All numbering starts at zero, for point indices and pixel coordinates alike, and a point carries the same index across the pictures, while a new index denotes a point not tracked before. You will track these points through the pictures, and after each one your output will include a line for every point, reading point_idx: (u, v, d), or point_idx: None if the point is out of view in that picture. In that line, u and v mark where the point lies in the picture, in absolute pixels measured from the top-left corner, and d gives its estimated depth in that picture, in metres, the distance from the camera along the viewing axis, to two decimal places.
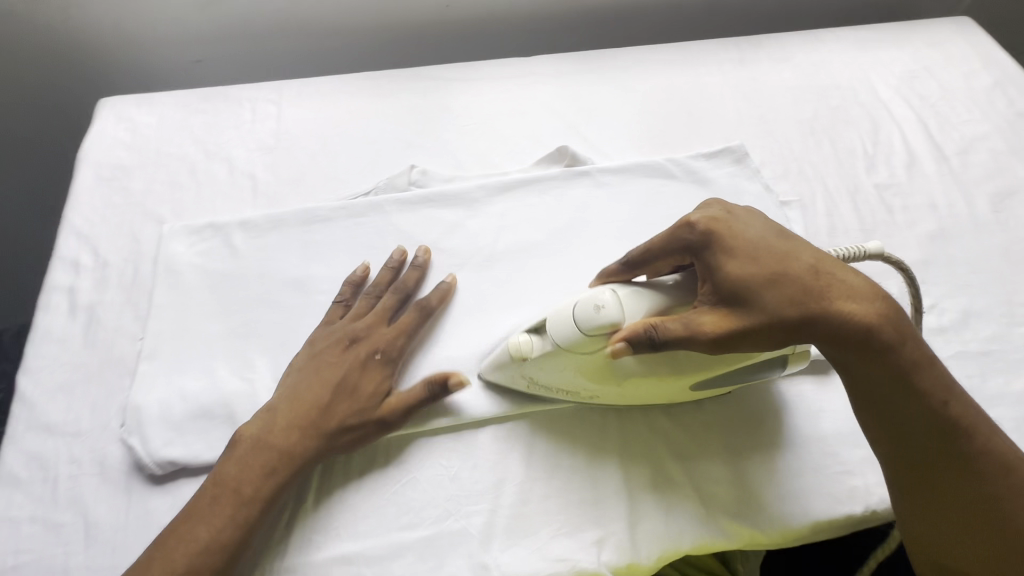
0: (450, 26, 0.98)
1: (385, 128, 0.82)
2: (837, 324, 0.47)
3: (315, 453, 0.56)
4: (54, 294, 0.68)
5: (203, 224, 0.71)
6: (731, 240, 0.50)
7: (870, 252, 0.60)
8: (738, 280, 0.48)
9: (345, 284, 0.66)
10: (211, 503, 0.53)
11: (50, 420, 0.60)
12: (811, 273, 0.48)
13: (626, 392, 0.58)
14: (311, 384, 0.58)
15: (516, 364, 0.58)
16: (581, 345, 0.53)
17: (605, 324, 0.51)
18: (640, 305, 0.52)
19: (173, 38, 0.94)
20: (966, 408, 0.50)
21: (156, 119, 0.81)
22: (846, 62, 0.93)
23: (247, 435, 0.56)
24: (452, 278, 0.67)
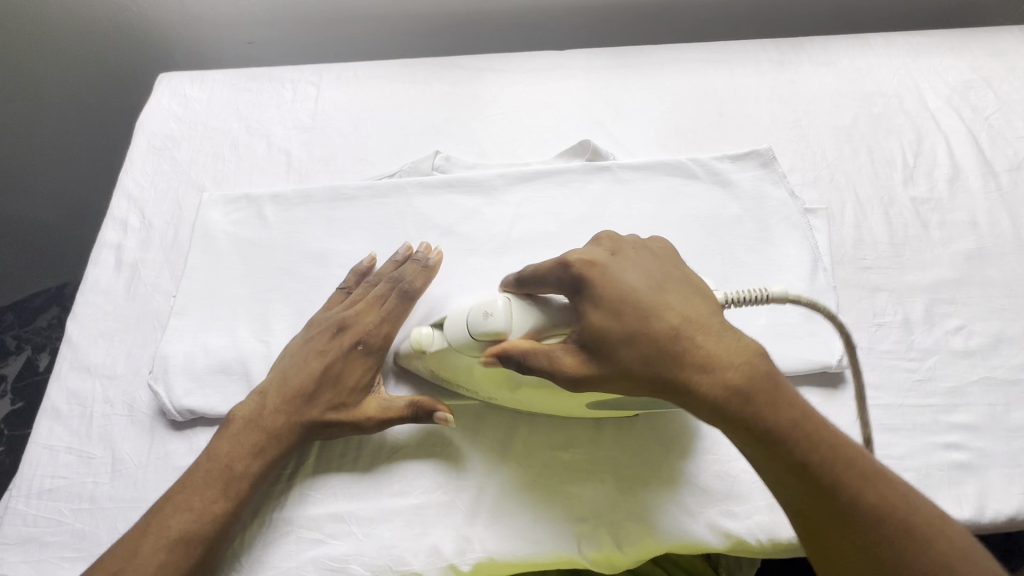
0: (488, 18, 0.99)
1: (415, 114, 0.85)
2: (690, 391, 0.45)
3: (301, 437, 0.59)
4: (104, 250, 0.74)
5: (239, 195, 0.76)
6: (597, 292, 0.48)
7: (773, 296, 0.53)
8: (596, 331, 0.47)
9: (352, 274, 0.68)
10: (204, 477, 0.56)
11: (91, 362, 0.66)
12: (668, 335, 0.46)
13: (527, 399, 0.58)
14: (299, 371, 0.61)
15: (418, 355, 0.59)
16: (470, 348, 0.54)
17: (489, 330, 0.52)
18: (529, 314, 0.52)
19: (229, 20, 1.00)
20: (865, 482, 0.43)
21: (207, 95, 0.87)
22: (894, 68, 0.89)
23: (242, 415, 0.59)
24: (438, 255, 0.67)
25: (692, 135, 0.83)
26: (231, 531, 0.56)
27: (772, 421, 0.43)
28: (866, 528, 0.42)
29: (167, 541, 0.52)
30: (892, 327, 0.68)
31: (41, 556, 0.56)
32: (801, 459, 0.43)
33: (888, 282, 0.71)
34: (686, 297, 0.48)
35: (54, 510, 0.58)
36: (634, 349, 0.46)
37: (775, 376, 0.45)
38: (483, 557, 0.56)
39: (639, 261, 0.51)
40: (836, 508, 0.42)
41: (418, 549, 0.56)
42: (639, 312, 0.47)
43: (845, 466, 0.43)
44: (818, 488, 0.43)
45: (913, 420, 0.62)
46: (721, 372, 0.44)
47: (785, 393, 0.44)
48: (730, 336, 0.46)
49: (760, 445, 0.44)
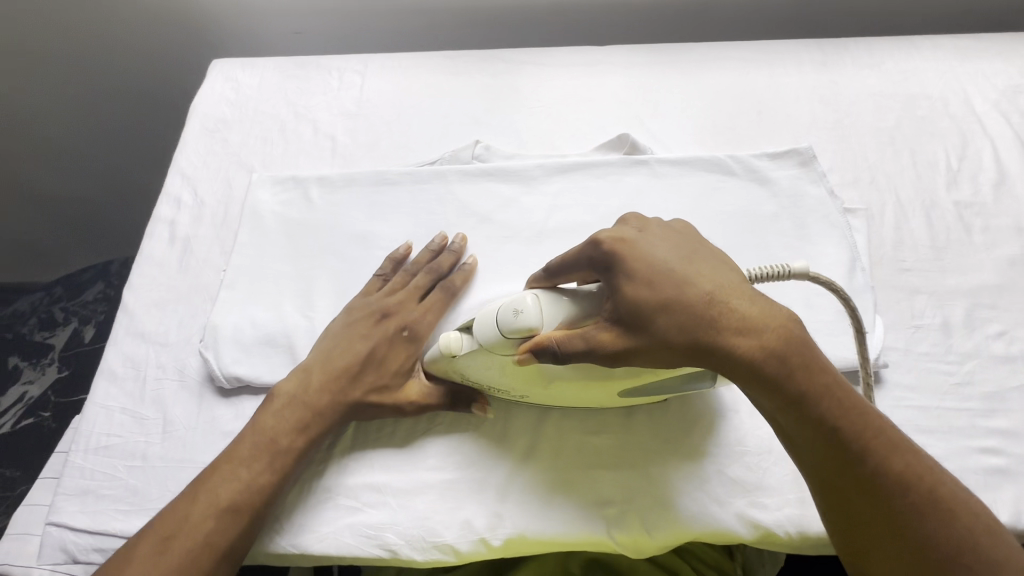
0: (530, 12, 1.00)
1: (457, 104, 0.87)
2: (725, 356, 0.45)
3: (343, 415, 0.61)
4: (159, 224, 0.78)
5: (287, 177, 0.79)
6: (631, 261, 0.48)
7: (795, 272, 0.53)
8: (631, 300, 0.47)
9: (387, 260, 0.70)
10: (251, 449, 0.58)
11: (145, 329, 0.70)
12: (703, 300, 0.46)
13: (557, 395, 0.59)
14: (344, 352, 0.63)
15: (446, 358, 0.59)
16: (502, 347, 0.54)
17: (521, 329, 0.52)
18: (557, 306, 0.52)
19: (279, 11, 1.04)
20: (894, 452, 0.45)
21: (257, 81, 0.91)
22: (940, 72, 0.88)
23: (287, 391, 0.61)
24: (475, 257, 0.71)
25: (730, 132, 0.83)
26: (275, 500, 0.58)
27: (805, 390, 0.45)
28: (894, 495, 0.44)
29: (216, 509, 0.54)
30: (932, 330, 0.67)
31: (97, 507, 0.59)
32: (831, 425, 0.45)
33: (928, 285, 0.71)
34: (719, 269, 0.48)
35: (109, 465, 0.61)
36: (670, 316, 0.46)
37: (808, 344, 0.46)
38: (513, 533, 0.57)
39: (670, 236, 0.51)
40: (865, 474, 0.44)
41: (450, 522, 0.58)
42: (673, 280, 0.47)
43: (875, 435, 0.45)
44: (848, 456, 0.44)
45: (950, 423, 0.62)
46: (756, 340, 0.45)
47: (816, 363, 0.45)
48: (765, 302, 0.46)
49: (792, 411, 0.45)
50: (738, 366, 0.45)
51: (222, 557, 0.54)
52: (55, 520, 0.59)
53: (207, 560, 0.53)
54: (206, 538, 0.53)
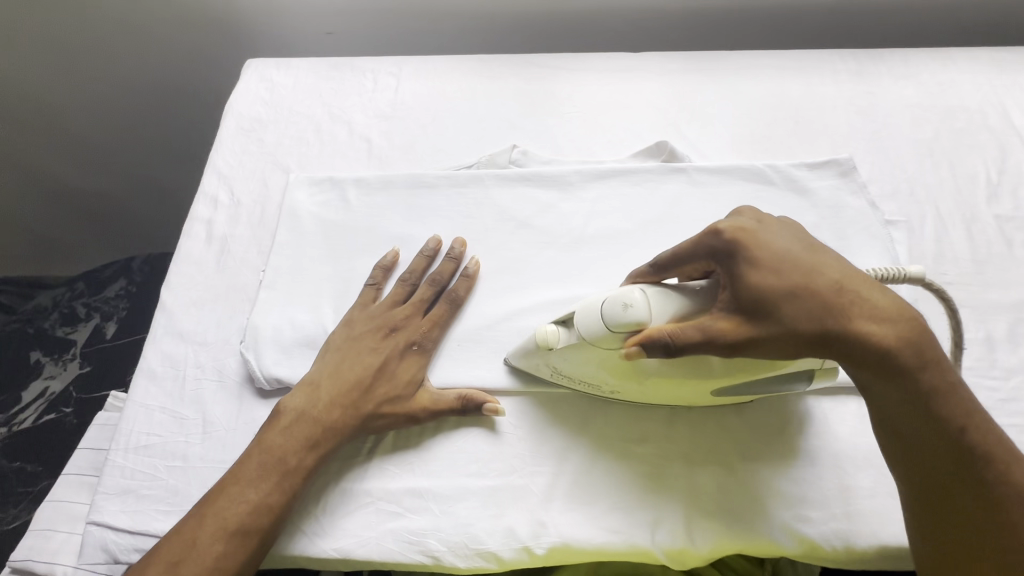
0: (562, 17, 1.00)
1: (492, 108, 0.87)
2: (853, 344, 0.45)
3: (352, 430, 0.60)
4: (196, 223, 0.78)
5: (324, 178, 0.79)
6: (756, 251, 0.48)
7: (910, 275, 0.55)
8: (761, 287, 0.46)
9: (376, 269, 0.70)
10: (259, 468, 0.57)
11: (183, 329, 0.69)
12: (833, 289, 0.46)
13: (651, 391, 0.59)
14: (353, 366, 0.62)
15: (541, 352, 0.59)
16: (606, 341, 0.53)
17: (630, 323, 0.51)
18: (668, 303, 0.51)
19: (312, 12, 1.04)
20: (998, 440, 0.47)
21: (292, 81, 0.91)
22: (977, 84, 0.87)
23: (293, 408, 0.60)
24: (477, 261, 0.70)
25: (768, 141, 0.83)
26: (286, 519, 0.57)
27: (926, 384, 0.46)
28: (993, 486, 0.46)
29: (225, 532, 0.54)
30: (975, 344, 0.67)
31: (138, 507, 0.59)
32: (944, 418, 0.46)
33: (970, 299, 0.70)
34: (839, 261, 0.49)
35: (149, 465, 0.61)
36: (798, 304, 0.46)
37: (930, 335, 0.47)
38: (558, 542, 0.57)
39: (787, 227, 0.51)
40: (970, 462, 0.46)
41: (493, 529, 0.58)
42: (799, 268, 0.47)
43: (980, 429, 0.47)
44: (957, 445, 0.46)
45: None
46: (887, 334, 0.45)
47: (938, 356, 0.46)
48: (889, 293, 0.47)
49: (910, 405, 0.46)
50: (865, 354, 0.45)
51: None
52: (96, 519, 0.59)
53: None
54: (216, 562, 0.52)
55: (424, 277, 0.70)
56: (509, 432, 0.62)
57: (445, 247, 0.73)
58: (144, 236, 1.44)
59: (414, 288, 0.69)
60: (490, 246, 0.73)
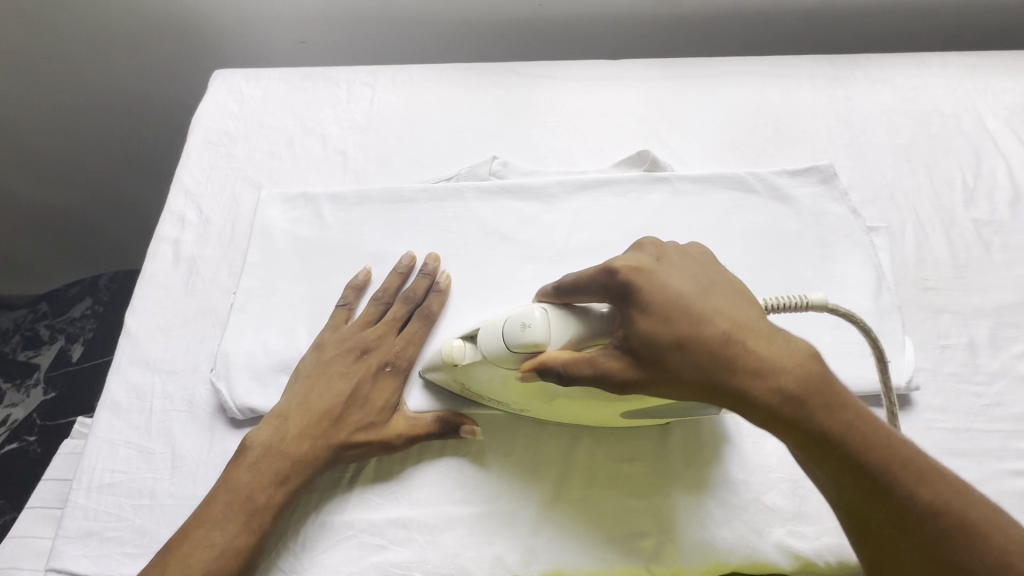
0: (541, 25, 0.99)
1: (471, 119, 0.85)
2: (736, 394, 0.42)
3: (326, 462, 0.58)
4: (162, 243, 0.74)
5: (297, 194, 0.76)
6: (643, 293, 0.45)
7: (813, 303, 0.50)
8: (639, 335, 0.44)
9: (349, 288, 0.67)
10: (224, 508, 0.54)
11: (150, 356, 0.66)
12: (717, 336, 0.43)
13: (561, 409, 0.58)
14: (323, 393, 0.60)
15: (450, 368, 0.58)
16: (505, 361, 0.53)
17: (527, 343, 0.51)
18: (568, 323, 0.50)
19: (281, 20, 1.00)
20: (922, 482, 0.41)
21: (262, 92, 0.88)
22: (951, 89, 0.88)
23: (260, 442, 0.57)
24: (448, 277, 0.68)
25: (749, 148, 0.83)
26: (257, 560, 0.54)
27: (824, 429, 0.42)
28: (929, 535, 0.40)
29: None
30: (958, 350, 0.67)
31: (102, 551, 0.56)
32: (858, 463, 0.41)
33: (952, 304, 0.70)
34: (735, 300, 0.45)
35: (114, 504, 0.58)
36: (681, 352, 0.43)
37: (828, 379, 0.43)
38: (548, 569, 0.55)
39: (688, 265, 0.48)
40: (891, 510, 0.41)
41: (481, 559, 0.56)
42: (688, 312, 0.44)
43: (901, 465, 0.41)
44: (871, 492, 0.41)
45: (981, 446, 0.61)
46: (772, 377, 0.42)
47: (840, 400, 0.42)
48: (781, 336, 0.44)
49: (812, 452, 0.42)
50: (751, 403, 0.42)
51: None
52: (57, 566, 0.55)
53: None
54: None
55: (398, 294, 0.67)
56: (494, 453, 0.60)
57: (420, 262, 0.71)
58: (110, 252, 1.38)
59: (388, 306, 0.66)
60: (471, 261, 0.71)
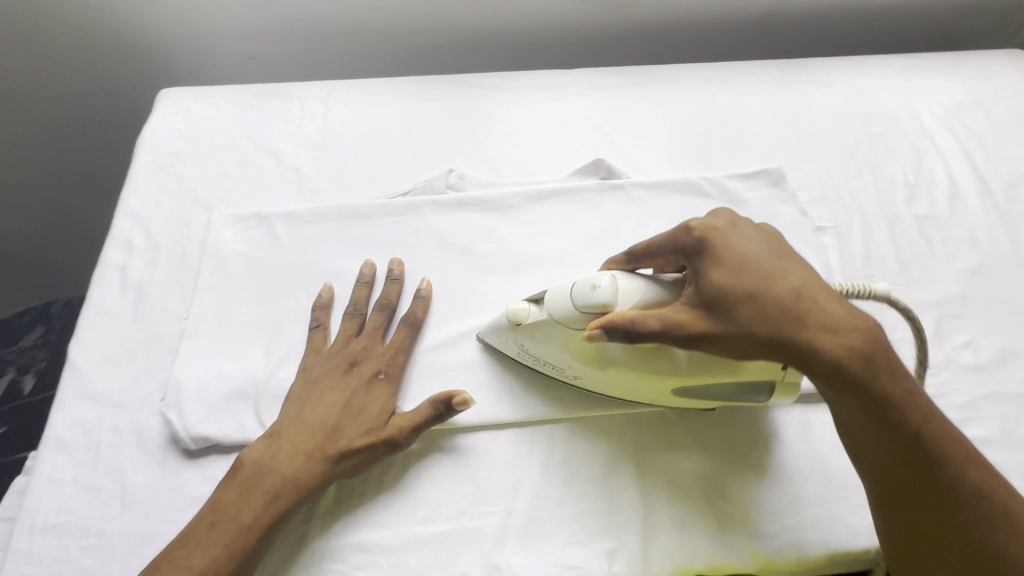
0: (495, 35, 0.99)
1: (427, 132, 0.85)
2: (804, 351, 0.46)
3: (320, 478, 0.56)
4: (108, 270, 0.72)
5: (250, 213, 0.74)
6: (723, 251, 0.50)
7: (876, 292, 0.57)
8: (715, 287, 0.49)
9: (315, 308, 0.66)
10: (209, 528, 0.53)
11: (96, 389, 0.63)
12: (791, 295, 0.48)
13: (613, 382, 0.59)
14: (316, 408, 0.59)
15: (512, 329, 0.60)
16: (574, 321, 0.55)
17: (596, 304, 0.53)
18: (636, 284, 0.53)
19: (230, 36, 0.98)
20: (962, 455, 0.47)
21: (211, 110, 0.86)
22: (891, 89, 0.92)
23: (250, 461, 0.56)
24: (428, 282, 0.68)
25: (701, 153, 0.84)
26: None
27: (885, 391, 0.46)
28: (965, 503, 0.46)
29: None
30: (904, 343, 0.69)
31: None
32: (908, 428, 0.46)
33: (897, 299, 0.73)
34: (805, 268, 0.51)
35: (59, 547, 0.55)
36: (754, 308, 0.47)
37: (890, 349, 0.48)
38: None
39: (760, 233, 0.53)
40: (932, 476, 0.46)
41: None
42: (761, 272, 0.49)
43: (948, 443, 0.47)
44: (917, 457, 0.46)
45: None
46: (842, 338, 0.46)
47: (898, 368, 0.47)
48: (846, 304, 0.48)
49: (867, 413, 0.47)
50: (819, 361, 0.46)
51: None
52: None
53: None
54: None
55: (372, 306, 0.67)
56: (459, 468, 0.60)
57: (383, 271, 0.71)
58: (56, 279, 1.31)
59: (365, 318, 0.66)
60: (430, 275, 0.71)
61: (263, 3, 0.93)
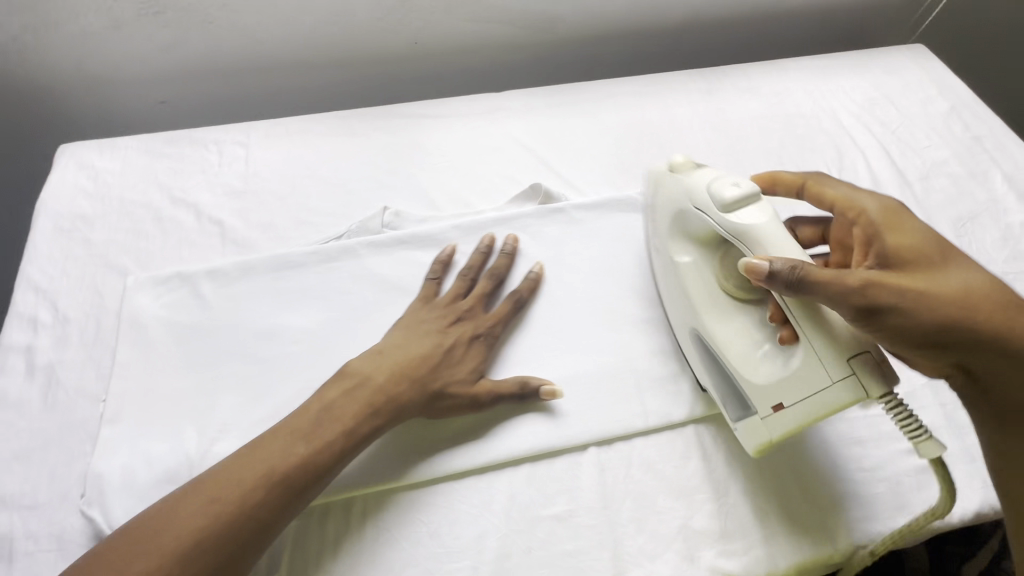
0: (421, 63, 0.98)
1: (357, 169, 0.81)
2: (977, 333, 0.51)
3: (412, 407, 0.59)
4: (11, 354, 0.65)
5: (170, 274, 0.69)
6: (913, 232, 0.55)
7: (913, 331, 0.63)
8: (899, 252, 0.54)
9: (436, 263, 0.70)
10: (314, 423, 0.55)
11: (4, 493, 0.57)
12: (971, 285, 0.53)
13: (667, 280, 0.66)
14: (420, 346, 0.62)
15: (662, 176, 0.65)
16: (698, 198, 0.60)
17: (724, 195, 0.56)
18: (756, 219, 0.55)
19: (137, 81, 0.92)
20: None
21: (120, 165, 0.80)
22: (808, 90, 0.96)
23: (361, 374, 0.59)
24: (540, 267, 0.71)
25: (636, 168, 0.85)
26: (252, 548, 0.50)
27: None
28: None
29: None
30: None
31: None
32: None
33: None
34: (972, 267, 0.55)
35: None
36: (946, 288, 0.52)
37: None
38: None
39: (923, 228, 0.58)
40: None
41: None
42: (945, 262, 0.54)
43: None
44: None
45: (881, 429, 0.64)
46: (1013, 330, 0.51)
47: None
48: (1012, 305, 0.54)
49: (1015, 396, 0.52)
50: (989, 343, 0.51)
51: (228, 558, 0.48)
52: None
53: (218, 555, 0.47)
54: None
55: (482, 273, 0.71)
56: (420, 527, 0.57)
57: (499, 244, 0.74)
58: None
59: (474, 282, 0.70)
60: (373, 321, 0.68)
61: (167, 45, 0.87)
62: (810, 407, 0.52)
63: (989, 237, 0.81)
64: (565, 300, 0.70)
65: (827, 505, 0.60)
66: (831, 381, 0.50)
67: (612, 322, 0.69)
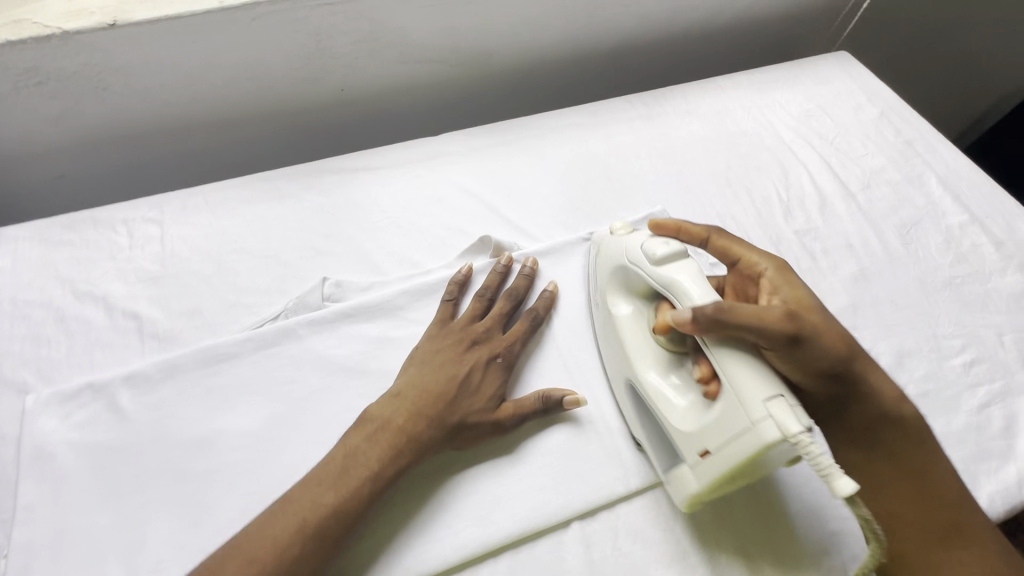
0: (349, 109, 0.92)
1: (290, 236, 0.75)
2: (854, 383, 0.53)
3: (435, 441, 0.56)
4: None
5: (78, 387, 0.60)
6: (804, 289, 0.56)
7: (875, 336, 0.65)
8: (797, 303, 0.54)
9: (452, 284, 0.68)
10: (339, 473, 0.52)
11: None
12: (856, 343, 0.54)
13: (606, 332, 0.65)
14: (437, 377, 0.59)
15: (606, 238, 0.68)
16: (632, 255, 0.61)
17: (654, 250, 0.57)
18: (681, 275, 0.55)
19: (24, 158, 0.81)
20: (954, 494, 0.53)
21: (9, 261, 0.70)
22: (746, 107, 0.96)
23: (380, 416, 0.56)
24: (555, 286, 0.70)
25: (586, 205, 0.82)
26: None
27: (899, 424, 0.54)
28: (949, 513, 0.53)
29: None
30: None
31: None
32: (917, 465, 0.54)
33: None
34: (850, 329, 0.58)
35: None
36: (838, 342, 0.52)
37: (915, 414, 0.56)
38: None
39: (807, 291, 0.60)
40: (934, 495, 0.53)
41: None
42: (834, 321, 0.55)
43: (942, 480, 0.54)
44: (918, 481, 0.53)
45: None
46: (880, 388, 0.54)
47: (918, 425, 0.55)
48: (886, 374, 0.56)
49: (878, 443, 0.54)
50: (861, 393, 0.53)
51: None
52: None
53: None
54: None
55: (499, 292, 0.68)
56: None
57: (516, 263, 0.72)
58: None
59: (491, 302, 0.67)
60: (321, 412, 0.61)
61: (55, 117, 0.77)
62: (731, 453, 0.49)
63: (932, 242, 0.82)
64: (527, 361, 0.66)
65: (818, 551, 0.58)
66: (745, 419, 0.47)
67: (580, 379, 0.66)
